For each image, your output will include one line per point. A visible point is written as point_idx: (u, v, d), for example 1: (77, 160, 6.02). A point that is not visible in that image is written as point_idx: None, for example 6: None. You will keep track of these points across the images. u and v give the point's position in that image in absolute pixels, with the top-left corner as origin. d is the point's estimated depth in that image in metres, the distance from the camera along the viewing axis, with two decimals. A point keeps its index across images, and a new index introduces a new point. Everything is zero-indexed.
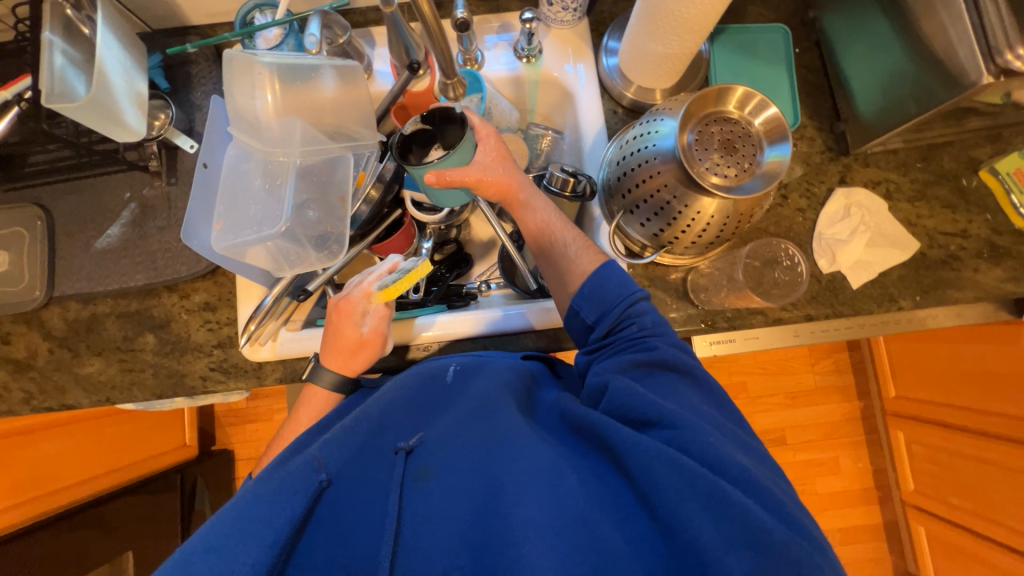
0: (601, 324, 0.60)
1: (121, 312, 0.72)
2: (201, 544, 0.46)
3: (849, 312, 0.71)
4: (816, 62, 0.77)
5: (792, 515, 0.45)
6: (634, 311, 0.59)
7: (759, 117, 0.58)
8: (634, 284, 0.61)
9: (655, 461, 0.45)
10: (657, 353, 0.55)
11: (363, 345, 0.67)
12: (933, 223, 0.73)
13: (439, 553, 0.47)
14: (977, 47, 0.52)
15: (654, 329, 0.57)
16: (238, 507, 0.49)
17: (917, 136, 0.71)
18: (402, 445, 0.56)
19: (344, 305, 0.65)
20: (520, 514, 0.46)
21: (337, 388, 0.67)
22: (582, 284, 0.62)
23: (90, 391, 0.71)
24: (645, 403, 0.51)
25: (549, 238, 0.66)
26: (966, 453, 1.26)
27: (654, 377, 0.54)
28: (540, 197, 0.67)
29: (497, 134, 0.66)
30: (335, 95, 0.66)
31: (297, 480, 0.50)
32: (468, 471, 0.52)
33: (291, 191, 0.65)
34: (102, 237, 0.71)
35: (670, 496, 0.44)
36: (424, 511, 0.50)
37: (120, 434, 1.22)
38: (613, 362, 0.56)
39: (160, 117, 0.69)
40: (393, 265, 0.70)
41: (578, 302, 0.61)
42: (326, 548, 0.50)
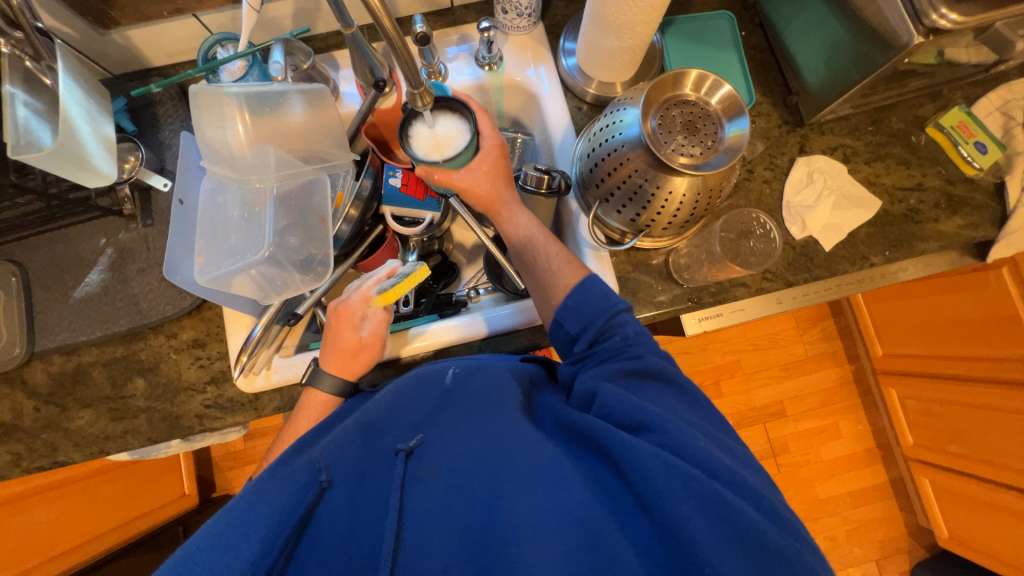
0: (585, 334, 0.58)
1: (107, 360, 0.70)
2: (203, 543, 0.44)
3: (826, 273, 0.74)
4: (762, 43, 0.82)
5: (784, 516, 0.43)
6: (617, 321, 0.58)
7: (715, 96, 0.61)
8: (617, 294, 0.60)
9: (651, 463, 0.43)
10: (644, 361, 0.55)
11: (362, 347, 0.67)
12: (892, 180, 0.77)
13: (441, 551, 0.46)
14: (904, 12, 0.56)
15: (638, 338, 0.57)
16: (241, 504, 0.47)
17: (864, 101, 0.75)
18: (402, 447, 0.54)
19: (343, 309, 0.67)
20: (522, 515, 0.45)
21: (339, 393, 0.66)
22: (565, 297, 0.60)
23: (81, 445, 0.68)
24: (634, 407, 0.49)
25: (530, 252, 0.65)
26: (957, 400, 1.31)
27: (641, 386, 0.53)
28: (522, 213, 0.68)
29: (500, 149, 0.66)
30: (304, 119, 0.67)
31: (298, 480, 0.49)
32: (468, 471, 0.51)
33: (270, 217, 0.66)
34: (81, 285, 0.70)
35: (665, 498, 0.42)
36: (426, 510, 0.49)
37: (115, 491, 1.14)
38: (600, 371, 0.55)
39: (130, 159, 0.69)
40: (392, 269, 0.71)
41: (562, 313, 0.60)
42: (329, 548, 0.47)
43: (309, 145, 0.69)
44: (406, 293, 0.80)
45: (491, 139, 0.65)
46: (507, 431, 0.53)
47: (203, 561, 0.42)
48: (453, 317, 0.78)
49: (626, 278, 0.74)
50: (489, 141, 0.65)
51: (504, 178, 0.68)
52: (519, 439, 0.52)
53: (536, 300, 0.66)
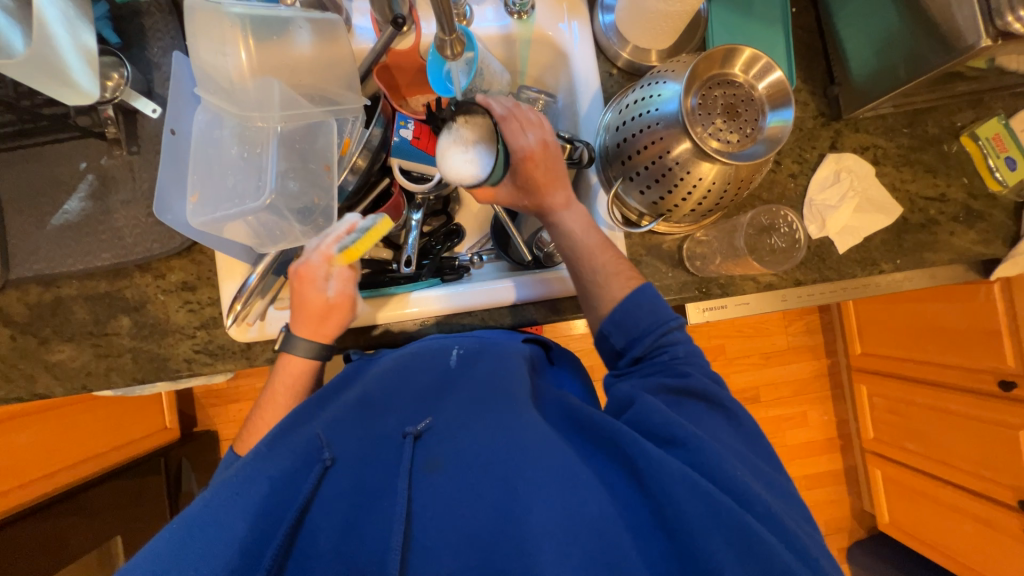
0: (632, 349, 0.56)
1: (89, 295, 0.67)
2: (198, 515, 0.43)
3: (835, 276, 0.74)
4: (811, 23, 0.76)
5: (815, 558, 0.41)
6: (668, 340, 0.54)
7: (764, 81, 0.57)
8: (669, 309, 0.56)
9: (677, 483, 0.41)
10: (689, 380, 0.51)
11: (331, 309, 0.61)
12: (915, 187, 0.75)
13: (450, 552, 0.41)
14: (977, 9, 0.52)
15: (687, 360, 0.53)
16: (239, 481, 0.45)
17: (905, 101, 0.72)
18: (411, 430, 0.49)
19: (303, 271, 0.59)
20: (536, 524, 0.41)
21: (314, 356, 0.61)
22: (612, 310, 0.57)
23: (63, 379, 0.66)
24: (672, 422, 0.46)
25: (578, 265, 0.60)
26: (924, 403, 1.37)
27: (683, 407, 0.50)
28: (575, 218, 0.61)
29: (545, 150, 0.57)
30: (313, 53, 0.62)
31: (300, 454, 0.47)
32: (482, 467, 0.46)
33: (272, 160, 0.61)
34: (59, 212, 0.65)
35: (687, 524, 0.40)
36: (434, 505, 0.44)
37: (96, 420, 1.14)
38: (641, 383, 0.52)
39: (113, 76, 0.62)
40: (352, 225, 0.61)
41: (608, 327, 0.57)
42: (329, 534, 0.43)
43: (317, 82, 0.63)
44: (408, 253, 0.75)
45: (530, 143, 0.57)
46: (524, 425, 0.48)
47: (199, 538, 0.41)
48: (456, 284, 0.74)
49: (637, 261, 0.72)
50: (528, 147, 0.56)
51: (549, 182, 0.59)
52: (539, 437, 0.47)
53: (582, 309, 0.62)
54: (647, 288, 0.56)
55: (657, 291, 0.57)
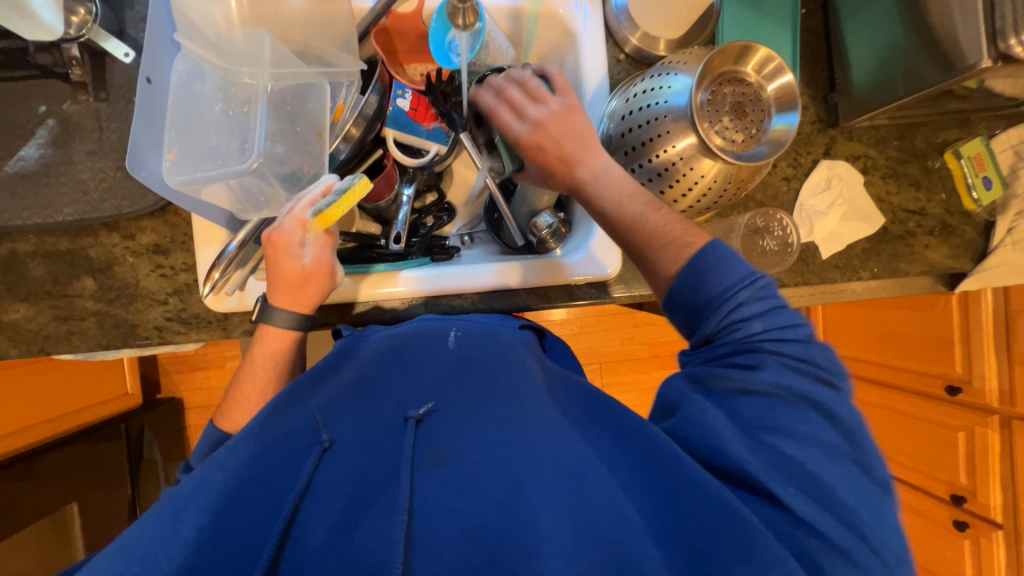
0: (703, 326, 0.48)
1: (49, 252, 0.62)
2: (188, 494, 0.39)
3: (817, 280, 0.76)
4: (818, 26, 0.76)
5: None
6: (741, 317, 0.46)
7: (773, 83, 0.57)
8: (741, 273, 0.47)
9: (705, 501, 0.39)
10: (764, 377, 0.44)
11: (308, 278, 0.57)
12: (899, 199, 0.78)
13: (450, 549, 0.38)
14: (983, 29, 0.54)
15: (763, 343, 0.45)
16: (235, 461, 0.41)
17: (900, 113, 0.73)
18: (413, 413, 0.46)
19: (276, 236, 0.55)
20: (543, 524, 0.38)
21: (294, 327, 0.58)
22: (670, 285, 0.49)
23: (18, 341, 0.62)
24: (713, 443, 0.42)
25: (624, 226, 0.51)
26: (877, 402, 1.46)
27: (749, 402, 0.45)
28: (618, 177, 0.52)
29: (571, 111, 0.54)
30: (308, 7, 0.58)
31: (299, 438, 0.44)
32: (491, 459, 0.43)
33: (259, 120, 0.56)
34: (14, 158, 0.59)
35: (698, 530, 0.39)
36: (438, 498, 0.40)
37: (51, 383, 1.07)
38: (705, 376, 0.47)
39: (79, 11, 0.56)
40: (327, 187, 0.56)
41: (668, 306, 0.50)
42: (321, 521, 0.38)
43: (310, 39, 0.59)
44: (398, 229, 0.72)
45: (549, 109, 0.55)
46: (531, 423, 0.46)
47: (191, 521, 0.38)
48: (447, 265, 0.72)
49: None
50: (547, 113, 0.54)
51: (588, 139, 0.54)
52: (545, 434, 0.45)
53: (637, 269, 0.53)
54: (714, 247, 0.47)
55: (731, 250, 0.48)
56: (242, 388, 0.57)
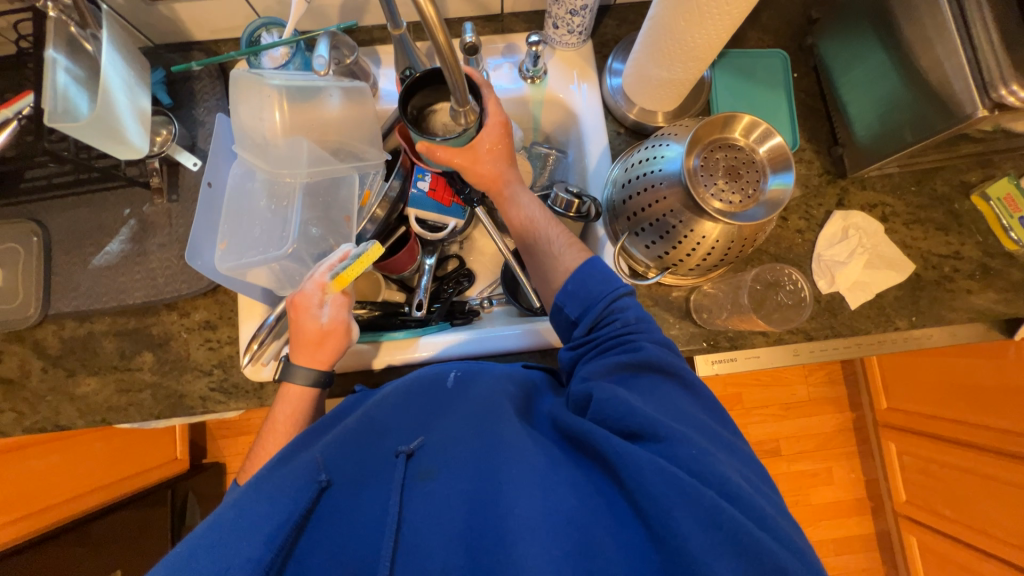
0: (585, 319, 0.55)
1: (119, 330, 0.71)
2: (194, 543, 0.42)
3: (848, 332, 0.72)
4: (813, 87, 0.80)
5: (781, 526, 0.40)
6: (617, 306, 0.55)
7: (764, 145, 0.59)
8: (619, 279, 0.57)
9: (642, 467, 0.41)
10: (644, 353, 0.51)
11: (326, 335, 0.61)
12: (927, 245, 0.75)
13: (437, 553, 0.42)
14: (972, 81, 0.55)
15: (638, 325, 0.54)
16: (238, 503, 0.45)
17: (911, 161, 0.73)
18: (403, 448, 0.50)
19: (298, 299, 0.61)
20: (515, 518, 0.41)
21: (313, 384, 0.61)
22: (566, 281, 0.58)
23: (84, 412, 0.69)
24: (627, 413, 0.46)
25: (533, 235, 0.64)
26: (957, 464, 1.29)
27: (639, 379, 0.51)
28: (526, 193, 0.66)
29: (504, 126, 0.63)
30: (342, 114, 0.67)
31: (296, 479, 0.46)
32: (467, 470, 0.47)
33: (296, 212, 0.66)
34: (101, 253, 0.70)
35: (658, 503, 0.40)
36: (423, 513, 0.44)
37: (110, 449, 1.16)
38: (597, 364, 0.52)
39: (163, 133, 0.69)
40: (344, 253, 0.64)
41: (562, 298, 0.57)
42: (328, 550, 0.44)
43: (343, 139, 0.68)
44: (421, 297, 0.78)
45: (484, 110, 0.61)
46: (500, 432, 0.49)
47: (203, 558, 0.40)
48: (465, 329, 0.76)
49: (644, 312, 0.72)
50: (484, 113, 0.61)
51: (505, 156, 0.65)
52: (512, 439, 0.48)
53: (537, 282, 0.64)
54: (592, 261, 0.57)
55: (606, 262, 0.58)
56: (263, 448, 0.59)
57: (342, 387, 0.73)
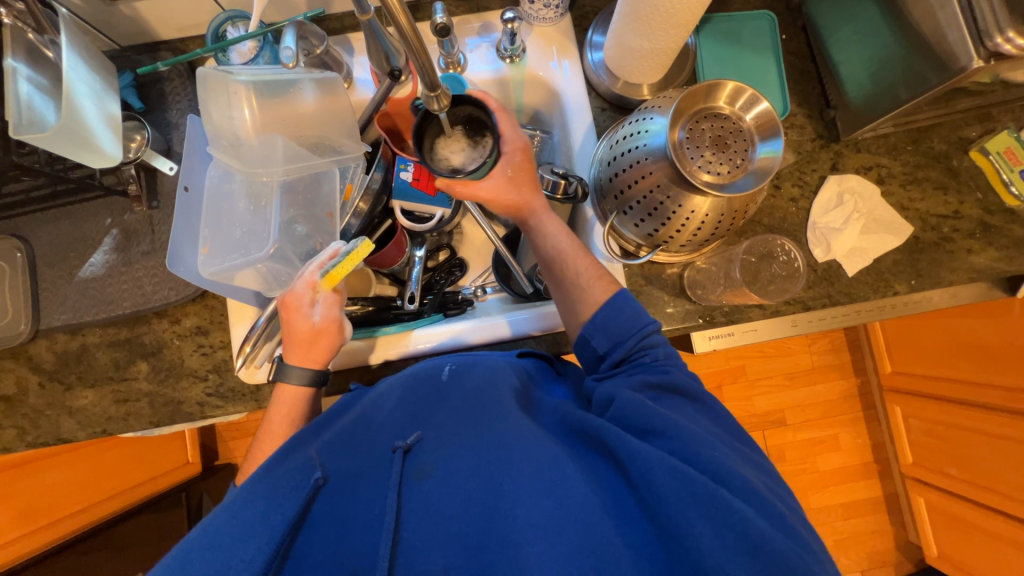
0: (612, 354, 0.55)
1: (111, 341, 0.70)
2: (200, 543, 0.42)
3: (846, 300, 0.71)
4: (803, 48, 0.77)
5: (790, 523, 0.41)
6: (648, 343, 0.54)
7: (750, 112, 0.57)
8: (648, 314, 0.56)
9: (656, 467, 0.41)
10: (670, 377, 0.50)
11: (319, 334, 0.60)
12: (926, 205, 0.73)
13: (440, 552, 0.42)
14: (966, 31, 0.52)
15: (668, 360, 0.53)
16: (236, 503, 0.45)
17: (907, 120, 0.70)
18: (401, 443, 0.49)
19: (289, 298, 0.60)
20: (521, 518, 0.41)
21: (309, 383, 0.61)
22: (594, 314, 0.57)
23: (85, 424, 0.69)
24: (650, 414, 0.46)
25: (560, 265, 0.61)
26: (962, 424, 1.29)
27: (664, 400, 0.49)
28: (553, 221, 0.63)
29: (525, 151, 0.61)
30: (316, 106, 0.65)
31: (295, 477, 0.47)
32: (469, 468, 0.46)
33: (276, 210, 0.64)
34: (85, 265, 0.69)
35: (671, 503, 0.39)
36: (425, 512, 0.44)
37: (122, 457, 1.18)
38: (621, 381, 0.51)
39: (136, 138, 0.68)
40: (334, 250, 0.63)
41: (589, 331, 0.56)
42: (327, 546, 0.44)
43: (319, 133, 0.66)
44: (413, 289, 0.77)
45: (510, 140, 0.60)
46: (506, 429, 0.48)
47: (201, 562, 0.41)
48: (458, 319, 0.76)
49: (638, 291, 0.71)
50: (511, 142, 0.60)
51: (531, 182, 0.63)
52: (517, 437, 0.47)
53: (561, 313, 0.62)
54: (622, 295, 0.56)
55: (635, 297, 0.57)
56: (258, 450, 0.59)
57: (338, 385, 0.73)
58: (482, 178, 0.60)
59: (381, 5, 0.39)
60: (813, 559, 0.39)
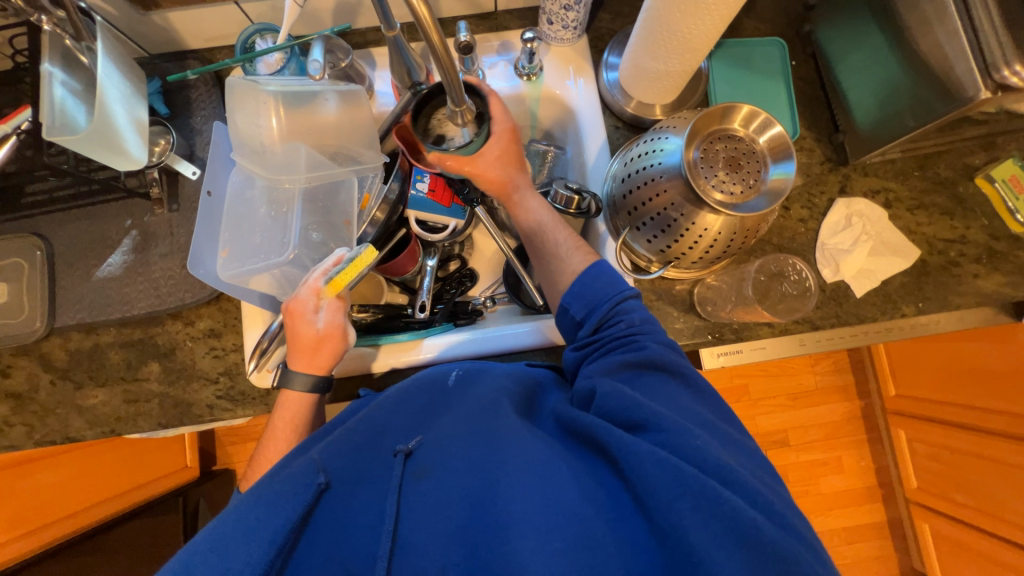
0: (589, 320, 0.56)
1: (124, 341, 0.71)
2: (204, 545, 0.42)
3: (854, 320, 0.72)
4: (812, 74, 0.79)
5: (783, 513, 0.40)
6: (622, 309, 0.55)
7: (764, 135, 0.59)
8: (624, 282, 0.57)
9: (644, 460, 0.41)
10: (647, 352, 0.51)
11: (323, 340, 0.61)
12: (932, 229, 0.74)
13: (437, 550, 0.42)
14: (974, 64, 0.54)
15: (643, 326, 0.53)
16: (240, 507, 0.44)
17: (913, 146, 0.72)
18: (402, 447, 0.50)
19: (292, 305, 0.61)
20: (515, 513, 0.42)
21: (311, 390, 0.61)
22: (572, 284, 0.58)
23: (94, 423, 0.69)
24: (631, 406, 0.46)
25: (540, 238, 0.65)
26: (967, 450, 1.28)
27: (642, 378, 0.50)
28: (534, 197, 0.67)
29: (510, 133, 0.64)
30: (338, 117, 0.67)
31: (297, 482, 0.46)
32: (465, 467, 0.47)
33: (296, 217, 0.66)
34: (104, 265, 0.70)
35: (659, 497, 0.39)
36: (422, 511, 0.44)
37: (121, 458, 1.17)
38: (600, 364, 0.52)
39: (161, 142, 0.69)
40: (338, 256, 0.64)
41: (567, 299, 0.57)
42: (328, 548, 0.44)
43: (341, 142, 0.68)
44: (423, 299, 0.77)
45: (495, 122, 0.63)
46: (501, 429, 0.49)
47: (205, 564, 0.40)
48: (469, 329, 0.76)
49: (648, 306, 0.72)
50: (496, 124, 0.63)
51: (516, 161, 0.66)
52: (512, 436, 0.48)
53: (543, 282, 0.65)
54: (599, 264, 0.58)
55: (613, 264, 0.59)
56: (264, 454, 0.59)
57: (347, 391, 0.73)
58: (472, 156, 0.63)
59: (414, 21, 0.41)
60: (808, 554, 0.38)
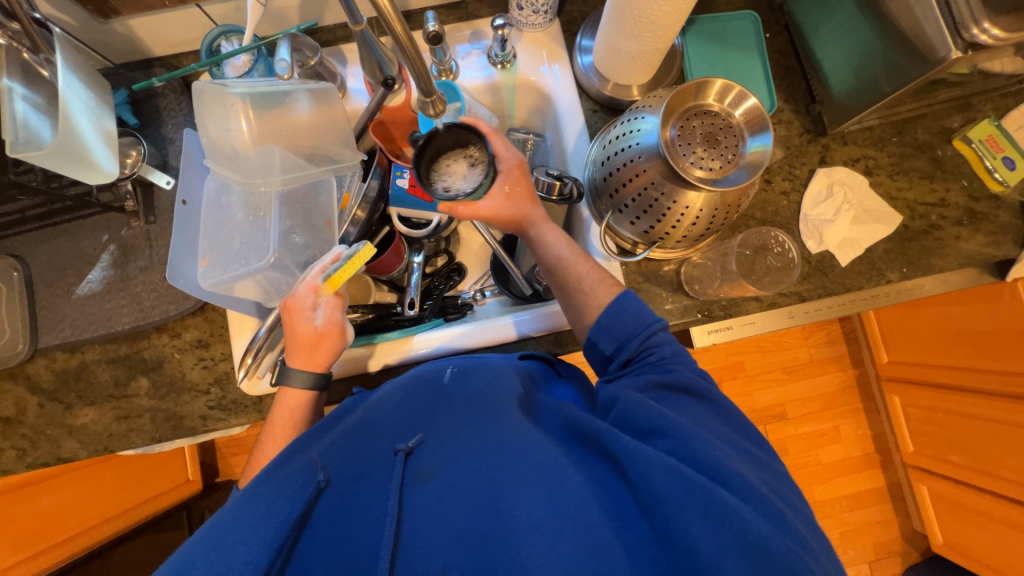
0: (621, 353, 0.55)
1: (111, 358, 0.70)
2: (202, 545, 0.42)
3: (840, 289, 0.72)
4: (787, 46, 0.79)
5: (786, 519, 0.41)
6: (654, 342, 0.54)
7: (739, 108, 0.59)
8: (653, 312, 0.56)
9: (654, 469, 0.41)
10: (676, 375, 0.50)
11: (320, 339, 0.60)
12: (913, 194, 0.75)
13: (441, 552, 0.42)
14: (944, 23, 0.54)
15: (675, 358, 0.52)
16: (238, 506, 0.45)
17: (890, 112, 0.72)
18: (402, 447, 0.49)
19: (292, 303, 0.60)
20: (521, 519, 0.42)
21: (312, 388, 0.61)
22: (597, 317, 0.57)
23: (86, 442, 0.69)
24: (654, 414, 0.46)
25: (562, 274, 0.61)
26: (960, 410, 1.30)
27: (671, 399, 0.49)
28: (553, 230, 0.63)
29: (520, 167, 0.62)
30: (311, 117, 0.66)
31: (296, 479, 0.46)
32: (467, 469, 0.46)
33: (274, 220, 0.65)
34: (84, 282, 0.69)
35: (668, 503, 0.40)
36: (426, 513, 0.44)
37: (120, 477, 1.15)
38: (631, 381, 0.51)
39: (132, 154, 0.68)
40: (337, 254, 0.63)
41: (596, 333, 0.56)
42: (328, 549, 0.44)
43: (316, 142, 0.67)
44: (412, 295, 0.76)
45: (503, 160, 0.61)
46: (507, 431, 0.49)
47: (204, 565, 0.40)
48: (459, 323, 0.76)
49: (636, 289, 0.72)
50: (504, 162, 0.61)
51: (529, 194, 0.63)
52: (519, 440, 0.47)
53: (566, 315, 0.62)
54: (626, 297, 0.56)
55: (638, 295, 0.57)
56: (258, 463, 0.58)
57: (341, 393, 0.73)
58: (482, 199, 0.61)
59: (377, 15, 0.40)
60: (812, 560, 0.39)
